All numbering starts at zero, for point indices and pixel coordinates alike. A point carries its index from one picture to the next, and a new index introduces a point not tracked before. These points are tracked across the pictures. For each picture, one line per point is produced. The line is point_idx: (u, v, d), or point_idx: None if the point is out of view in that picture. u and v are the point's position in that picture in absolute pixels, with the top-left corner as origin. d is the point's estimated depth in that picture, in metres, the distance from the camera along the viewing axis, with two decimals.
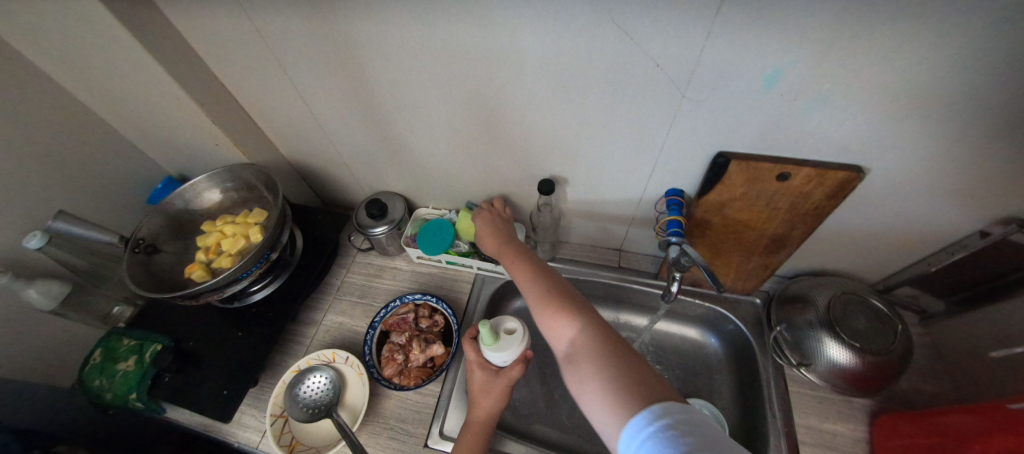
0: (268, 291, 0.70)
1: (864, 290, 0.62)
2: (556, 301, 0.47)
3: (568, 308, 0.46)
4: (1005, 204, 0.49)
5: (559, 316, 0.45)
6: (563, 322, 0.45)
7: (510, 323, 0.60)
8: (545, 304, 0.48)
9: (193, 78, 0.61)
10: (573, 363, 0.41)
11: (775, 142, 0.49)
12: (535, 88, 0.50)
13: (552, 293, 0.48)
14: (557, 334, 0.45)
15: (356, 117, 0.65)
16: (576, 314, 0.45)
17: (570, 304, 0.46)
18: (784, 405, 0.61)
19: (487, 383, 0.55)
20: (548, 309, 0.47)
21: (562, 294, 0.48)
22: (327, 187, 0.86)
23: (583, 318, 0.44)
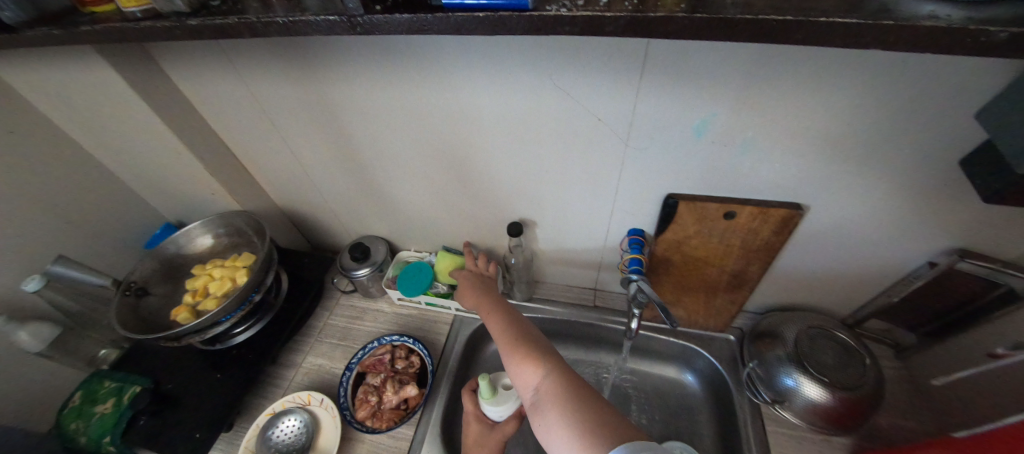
0: (250, 332, 0.71)
1: (831, 323, 0.63)
2: (525, 349, 0.49)
3: (535, 355, 0.47)
4: (945, 237, 0.51)
5: (527, 363, 0.47)
6: (530, 370, 0.46)
7: (507, 379, 0.64)
8: (514, 352, 0.49)
9: (196, 137, 0.68)
10: (538, 409, 0.42)
11: (718, 183, 0.53)
12: (496, 140, 0.56)
13: (521, 342, 0.50)
14: (525, 382, 0.46)
15: (340, 168, 0.70)
16: (542, 361, 0.47)
17: (536, 352, 0.48)
18: (762, 446, 0.59)
19: (482, 436, 0.59)
20: (517, 358, 0.48)
21: (530, 342, 0.50)
22: (315, 231, 0.90)
23: (548, 365, 0.46)
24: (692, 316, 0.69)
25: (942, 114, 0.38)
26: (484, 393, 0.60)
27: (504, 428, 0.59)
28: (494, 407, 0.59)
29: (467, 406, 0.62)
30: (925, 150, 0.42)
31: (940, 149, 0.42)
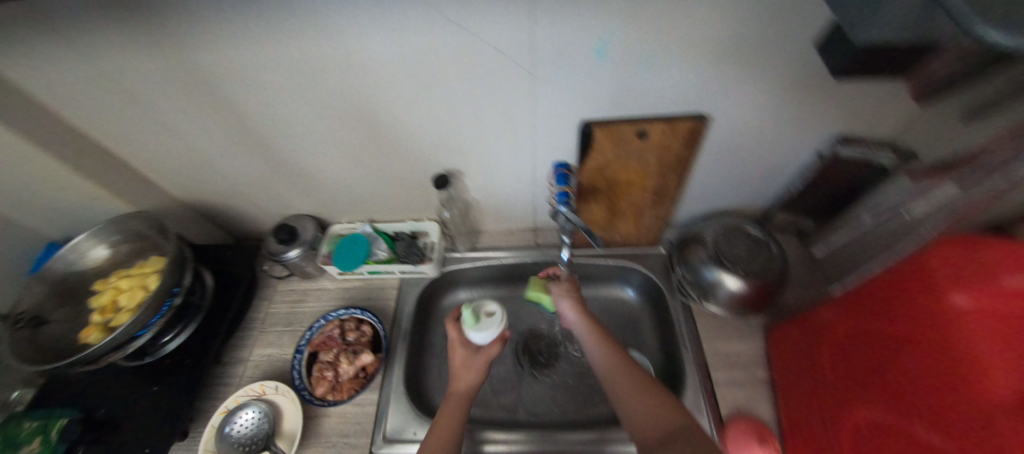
0: (182, 338, 0.67)
1: (744, 221, 0.69)
2: (644, 394, 0.49)
3: (665, 402, 0.47)
4: (828, 127, 0.57)
5: (656, 408, 0.47)
6: (657, 414, 0.46)
7: (490, 307, 0.66)
8: (636, 397, 0.49)
9: (48, 134, 0.57)
10: (670, 449, 0.41)
11: (629, 104, 0.53)
12: (400, 89, 0.52)
13: (642, 385, 0.49)
14: (652, 424, 0.45)
15: (240, 146, 0.63)
16: (666, 408, 0.46)
17: (661, 397, 0.48)
18: (694, 337, 0.67)
19: (468, 360, 0.61)
20: (648, 400, 0.48)
21: (653, 387, 0.49)
22: (232, 222, 0.82)
23: (678, 414, 0.46)
24: (625, 237, 0.74)
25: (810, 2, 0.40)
26: (468, 318, 0.63)
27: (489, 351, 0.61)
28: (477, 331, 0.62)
29: (452, 334, 0.65)
30: (799, 45, 0.45)
31: (809, 42, 0.45)
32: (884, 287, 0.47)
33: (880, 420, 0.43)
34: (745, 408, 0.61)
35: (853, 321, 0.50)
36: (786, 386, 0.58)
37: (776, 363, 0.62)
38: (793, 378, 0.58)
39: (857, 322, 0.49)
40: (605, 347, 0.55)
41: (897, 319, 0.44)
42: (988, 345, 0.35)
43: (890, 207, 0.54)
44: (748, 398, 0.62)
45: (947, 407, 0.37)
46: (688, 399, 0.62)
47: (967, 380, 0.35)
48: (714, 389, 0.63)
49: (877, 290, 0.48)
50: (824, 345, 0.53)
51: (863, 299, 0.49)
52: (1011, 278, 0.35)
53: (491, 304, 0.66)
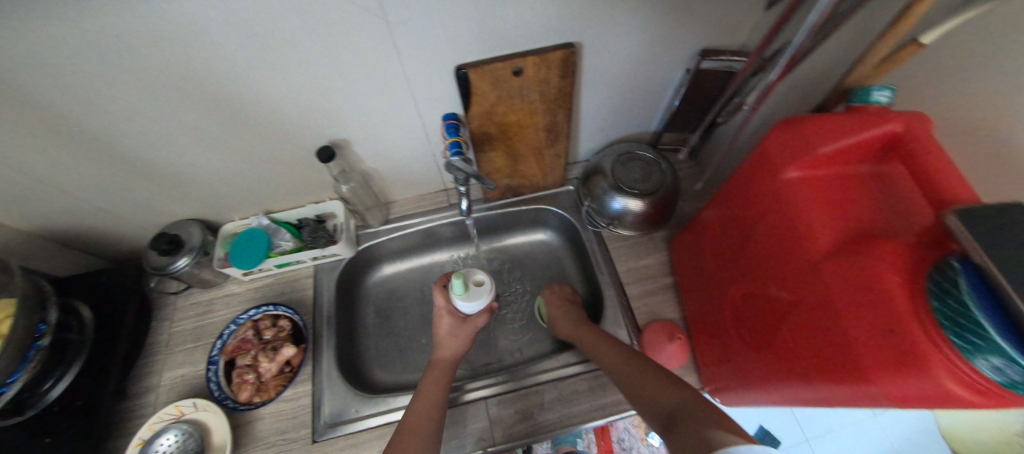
0: (67, 382, 0.58)
1: (638, 145, 0.73)
2: (651, 380, 0.46)
3: (668, 381, 0.45)
4: (689, 42, 0.60)
5: (659, 389, 0.44)
6: (661, 392, 0.43)
7: (479, 276, 0.66)
8: (642, 383, 0.46)
9: None
10: (677, 425, 0.38)
11: (496, 41, 0.53)
12: (245, 56, 0.47)
13: (644, 373, 0.48)
14: (660, 403, 0.42)
15: (74, 153, 0.54)
16: (670, 387, 0.44)
17: (664, 378, 0.45)
18: (608, 261, 0.73)
19: (455, 329, 0.63)
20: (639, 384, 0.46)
21: (655, 372, 0.47)
22: (100, 244, 0.72)
23: (680, 390, 0.43)
24: (530, 182, 0.77)
25: None
26: (458, 288, 0.62)
27: (475, 321, 0.64)
28: (467, 302, 0.62)
29: (440, 301, 0.65)
30: None
31: None
32: (736, 192, 0.52)
33: (749, 292, 0.50)
34: (658, 313, 0.67)
35: (725, 224, 0.55)
36: (691, 296, 0.64)
37: (680, 270, 0.68)
38: (694, 288, 0.63)
39: (726, 224, 0.55)
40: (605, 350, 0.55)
41: (752, 218, 0.49)
42: (813, 211, 0.41)
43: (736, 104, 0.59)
44: (661, 304, 0.68)
45: (790, 268, 0.43)
46: (609, 317, 0.68)
47: (802, 242, 0.41)
48: (631, 303, 0.68)
49: (732, 185, 0.52)
50: (711, 254, 0.58)
51: (726, 205, 0.55)
52: (822, 147, 0.41)
53: (480, 274, 0.66)
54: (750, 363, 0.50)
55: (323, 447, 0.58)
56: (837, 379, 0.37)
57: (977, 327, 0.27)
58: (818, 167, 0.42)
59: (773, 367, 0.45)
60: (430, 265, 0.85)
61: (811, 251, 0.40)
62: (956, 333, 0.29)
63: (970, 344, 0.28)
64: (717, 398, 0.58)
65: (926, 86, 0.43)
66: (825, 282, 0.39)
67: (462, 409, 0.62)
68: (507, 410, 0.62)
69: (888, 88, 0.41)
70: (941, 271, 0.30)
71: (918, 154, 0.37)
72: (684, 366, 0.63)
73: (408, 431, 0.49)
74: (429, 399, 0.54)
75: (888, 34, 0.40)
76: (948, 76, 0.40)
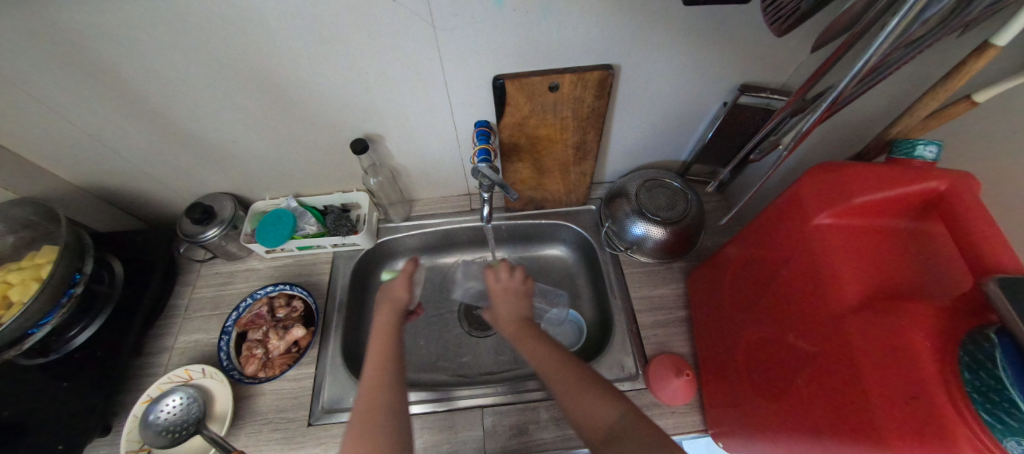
0: (92, 329, 0.62)
1: (665, 173, 0.72)
2: (573, 389, 0.46)
3: (598, 398, 0.45)
4: (728, 77, 0.60)
5: (593, 405, 0.44)
6: (595, 411, 0.44)
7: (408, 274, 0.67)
8: (571, 397, 0.46)
9: None
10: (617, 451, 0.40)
11: (536, 57, 0.54)
12: (295, 44, 0.50)
13: (574, 383, 0.47)
14: (596, 422, 0.43)
15: (131, 120, 0.59)
16: (603, 404, 0.44)
17: (595, 391, 0.45)
18: (622, 286, 0.72)
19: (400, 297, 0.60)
20: (585, 398, 0.45)
21: (588, 381, 0.47)
22: (142, 206, 0.76)
23: (613, 408, 0.44)
24: (552, 197, 0.78)
25: None
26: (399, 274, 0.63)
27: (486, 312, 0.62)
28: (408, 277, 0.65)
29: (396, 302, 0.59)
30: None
31: None
32: (766, 234, 0.50)
33: (764, 335, 0.49)
34: (668, 345, 0.65)
35: (749, 262, 0.54)
36: (705, 335, 0.62)
37: (695, 305, 0.66)
38: (709, 326, 0.61)
39: (750, 263, 0.53)
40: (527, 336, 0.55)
41: (779, 262, 0.47)
42: (845, 263, 0.40)
43: (766, 143, 0.58)
44: (672, 336, 0.66)
45: (811, 316, 0.42)
46: (616, 343, 0.66)
47: (825, 291, 0.40)
48: (640, 332, 0.67)
49: (758, 223, 0.52)
50: (732, 292, 0.57)
51: (752, 245, 0.53)
52: (856, 197, 0.40)
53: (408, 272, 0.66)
54: (761, 410, 0.48)
55: (318, 432, 0.58)
56: (850, 440, 0.35)
57: (1011, 405, 0.25)
58: (853, 216, 0.41)
59: (785, 417, 0.43)
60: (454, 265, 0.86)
61: (836, 303, 0.39)
62: (988, 409, 0.27)
63: (1001, 424, 0.26)
64: (721, 443, 0.55)
65: (980, 146, 0.41)
66: (845, 337, 0.37)
67: (471, 413, 0.61)
68: (512, 421, 0.61)
69: (935, 143, 0.40)
70: (976, 342, 0.28)
71: (963, 218, 0.35)
72: (689, 404, 0.60)
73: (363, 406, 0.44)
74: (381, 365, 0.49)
75: (943, 87, 0.39)
76: (1004, 136, 0.39)
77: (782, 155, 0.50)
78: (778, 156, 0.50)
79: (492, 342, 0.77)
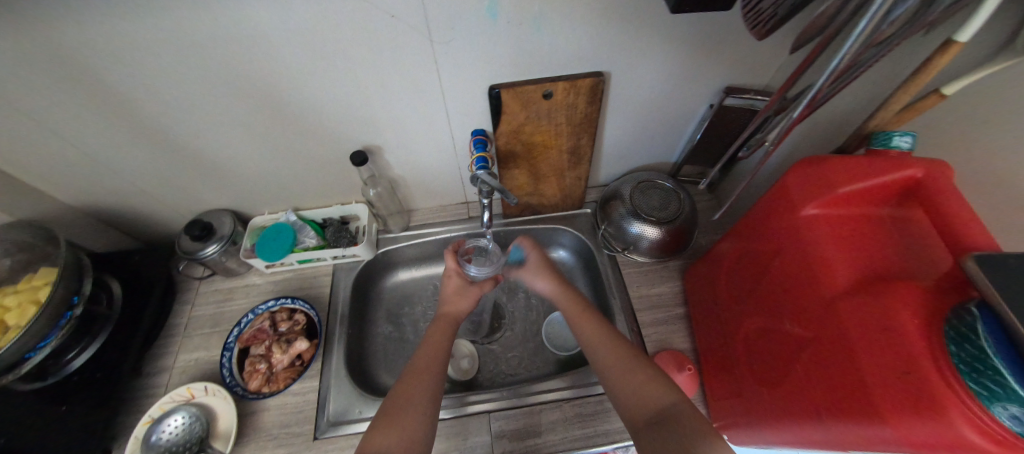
0: (90, 351, 0.61)
1: (657, 174, 0.74)
2: (627, 371, 0.48)
3: (654, 380, 0.46)
4: (712, 80, 0.63)
5: (645, 388, 0.45)
6: (646, 394, 0.45)
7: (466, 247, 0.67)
8: (624, 379, 0.47)
9: None
10: (665, 432, 0.41)
11: (531, 66, 0.57)
12: (296, 60, 0.52)
13: (629, 365, 0.48)
14: (644, 405, 0.44)
15: (132, 139, 0.59)
16: (655, 387, 0.45)
17: (648, 375, 0.47)
18: (621, 287, 0.73)
19: (461, 289, 0.63)
20: (637, 379, 0.46)
21: (641, 365, 0.48)
22: (139, 225, 0.76)
23: (666, 392, 0.45)
24: (548, 202, 0.79)
25: None
26: None
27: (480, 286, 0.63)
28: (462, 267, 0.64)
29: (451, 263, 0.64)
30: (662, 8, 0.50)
31: None
32: (757, 227, 0.52)
33: (761, 324, 0.50)
34: (669, 342, 0.66)
35: (741, 252, 0.55)
36: (703, 330, 0.63)
37: (692, 301, 0.67)
38: (707, 320, 0.62)
39: (743, 253, 0.55)
40: (576, 314, 0.56)
41: (771, 251, 0.49)
42: (833, 249, 0.42)
43: (752, 143, 0.60)
44: (673, 333, 0.67)
45: (805, 302, 0.43)
46: None
47: (818, 277, 0.42)
48: (641, 331, 0.68)
49: (749, 217, 0.54)
50: (728, 286, 0.58)
51: (745, 238, 0.54)
52: (840, 187, 0.42)
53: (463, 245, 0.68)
54: (761, 397, 0.49)
55: (325, 445, 0.58)
56: (849, 418, 0.37)
57: (995, 374, 0.27)
58: (840, 205, 0.43)
59: (785, 402, 0.45)
60: None
61: (828, 288, 0.41)
62: (973, 378, 0.29)
63: (988, 391, 0.28)
64: (725, 435, 0.56)
65: (953, 135, 0.44)
66: (839, 319, 0.39)
67: (477, 419, 0.61)
68: (519, 425, 0.61)
69: (910, 134, 0.42)
70: (959, 316, 0.30)
71: (939, 202, 0.38)
72: (693, 399, 0.61)
73: (405, 388, 0.48)
74: (435, 351, 0.54)
75: (913, 82, 0.42)
76: (976, 124, 0.41)
77: (768, 151, 0.52)
78: (765, 151, 0.53)
79: (495, 348, 0.77)
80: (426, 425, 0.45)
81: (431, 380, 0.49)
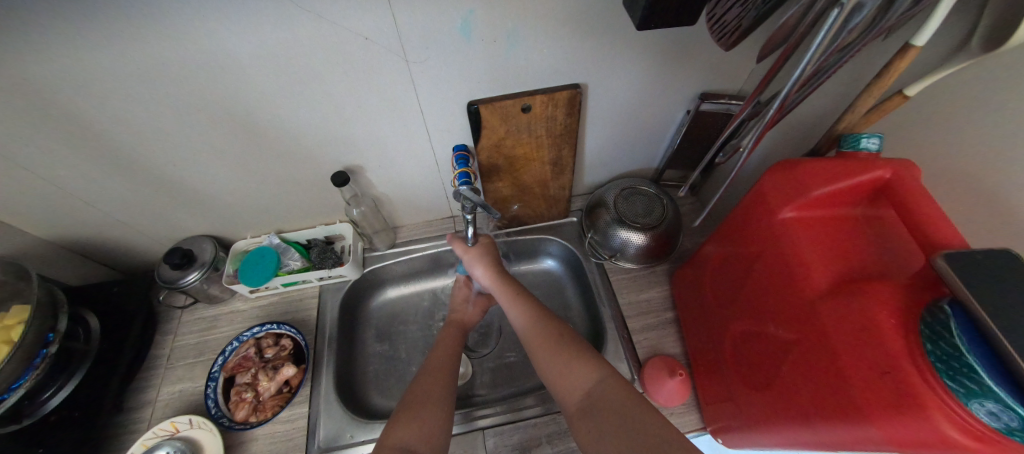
0: (66, 391, 0.58)
1: (639, 180, 0.75)
2: (554, 353, 0.50)
3: (578, 360, 0.48)
4: (687, 88, 0.64)
5: (571, 369, 0.48)
6: (571, 378, 0.47)
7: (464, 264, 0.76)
8: (554, 363, 0.50)
9: None
10: (594, 415, 0.43)
11: (508, 81, 0.57)
12: (270, 85, 0.51)
13: (555, 345, 0.51)
14: (574, 388, 0.47)
15: (104, 170, 0.58)
16: (579, 367, 0.48)
17: (573, 356, 0.49)
18: (610, 294, 0.73)
19: (468, 299, 0.70)
20: (562, 362, 0.49)
21: (566, 345, 0.50)
22: (116, 255, 0.74)
23: (592, 373, 0.47)
24: (534, 212, 0.80)
25: None
26: None
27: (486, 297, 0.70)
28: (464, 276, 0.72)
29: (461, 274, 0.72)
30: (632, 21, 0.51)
31: None
32: (738, 230, 0.53)
33: (746, 327, 0.51)
34: (660, 348, 0.66)
35: (724, 254, 0.56)
36: (692, 332, 0.64)
37: (680, 305, 0.68)
38: (696, 323, 0.63)
39: (726, 254, 0.56)
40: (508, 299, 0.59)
41: (752, 253, 0.50)
42: (811, 251, 0.42)
43: (730, 147, 0.61)
44: (663, 338, 0.68)
45: (786, 304, 0.44)
46: (609, 351, 0.67)
47: (797, 279, 0.43)
48: (632, 337, 0.68)
49: (729, 220, 0.55)
50: (712, 289, 0.59)
51: (728, 240, 0.55)
52: (814, 190, 0.43)
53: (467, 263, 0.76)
54: (752, 400, 0.49)
55: None
56: (835, 419, 0.37)
57: (971, 371, 0.28)
58: (814, 208, 0.44)
59: (774, 406, 0.45)
60: (446, 287, 0.85)
61: (808, 289, 0.41)
62: (951, 376, 0.29)
63: (965, 388, 0.28)
64: (719, 439, 0.56)
65: (917, 134, 0.45)
66: (820, 321, 0.39)
67: (472, 436, 0.61)
68: (514, 441, 0.60)
69: (876, 136, 0.44)
70: (933, 314, 0.31)
71: (908, 201, 0.39)
72: (686, 404, 0.61)
73: (422, 387, 0.51)
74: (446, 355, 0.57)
75: (876, 85, 0.43)
76: (938, 122, 0.42)
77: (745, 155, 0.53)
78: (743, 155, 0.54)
79: (488, 361, 0.76)
80: (443, 421, 0.47)
81: (445, 381, 0.52)
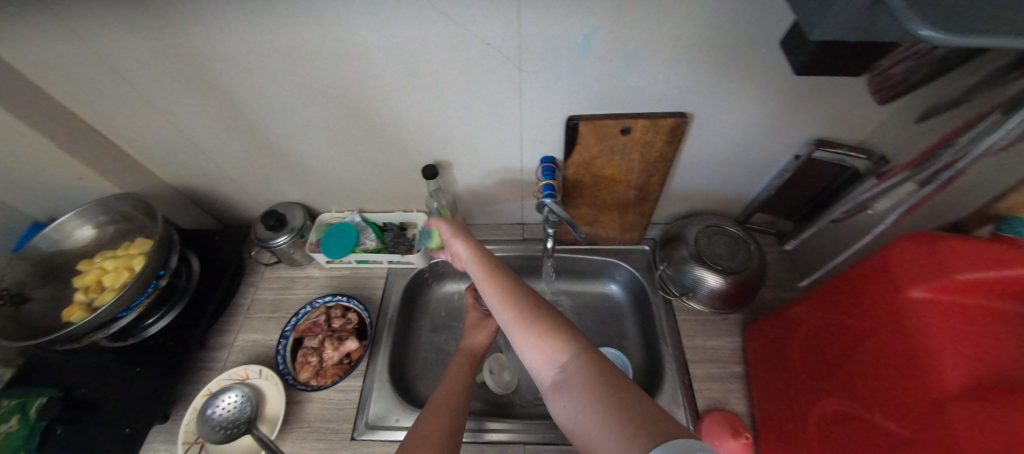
0: (165, 320, 0.65)
1: (726, 220, 0.71)
2: (528, 320, 0.45)
3: (551, 332, 0.43)
4: (803, 132, 0.59)
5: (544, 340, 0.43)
6: (546, 350, 0.42)
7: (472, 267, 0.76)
8: (527, 331, 0.44)
9: (49, 120, 0.57)
10: (569, 394, 0.38)
11: (615, 102, 0.56)
12: (389, 77, 0.54)
13: (526, 312, 0.46)
14: (550, 360, 0.42)
15: (232, 132, 0.65)
16: (554, 337, 0.43)
17: (550, 324, 0.44)
18: (674, 334, 0.69)
19: (479, 321, 0.67)
20: (530, 332, 0.44)
21: (540, 312, 0.45)
22: (222, 207, 0.83)
23: (567, 344, 0.42)
24: (606, 233, 0.78)
25: (772, 16, 0.43)
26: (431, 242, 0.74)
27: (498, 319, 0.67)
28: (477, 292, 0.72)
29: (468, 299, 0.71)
30: (762, 58, 0.48)
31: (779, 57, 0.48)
32: (849, 296, 0.48)
33: (844, 408, 0.45)
34: (722, 402, 0.62)
35: (824, 316, 0.51)
36: (764, 392, 0.59)
37: (753, 360, 0.63)
38: (772, 385, 0.58)
39: (826, 317, 0.51)
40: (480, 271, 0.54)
41: (864, 325, 0.45)
42: (946, 343, 0.37)
43: (852, 207, 0.56)
44: (726, 393, 0.63)
45: (903, 395, 0.39)
46: (666, 393, 0.64)
47: (923, 372, 0.37)
48: (692, 384, 0.64)
49: (836, 284, 0.50)
50: (802, 352, 0.54)
51: (832, 303, 0.50)
52: (959, 273, 0.37)
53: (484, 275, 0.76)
54: None
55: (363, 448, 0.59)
56: None
57: None
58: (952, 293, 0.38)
59: None
60: None
61: (936, 388, 0.36)
62: None
63: None
64: None
65: None
66: (948, 427, 0.34)
67: (511, 448, 0.60)
68: None
69: None
70: None
71: None
72: None
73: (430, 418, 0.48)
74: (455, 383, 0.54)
75: None
76: None
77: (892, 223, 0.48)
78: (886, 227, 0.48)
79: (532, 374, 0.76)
80: None
81: (453, 412, 0.49)
